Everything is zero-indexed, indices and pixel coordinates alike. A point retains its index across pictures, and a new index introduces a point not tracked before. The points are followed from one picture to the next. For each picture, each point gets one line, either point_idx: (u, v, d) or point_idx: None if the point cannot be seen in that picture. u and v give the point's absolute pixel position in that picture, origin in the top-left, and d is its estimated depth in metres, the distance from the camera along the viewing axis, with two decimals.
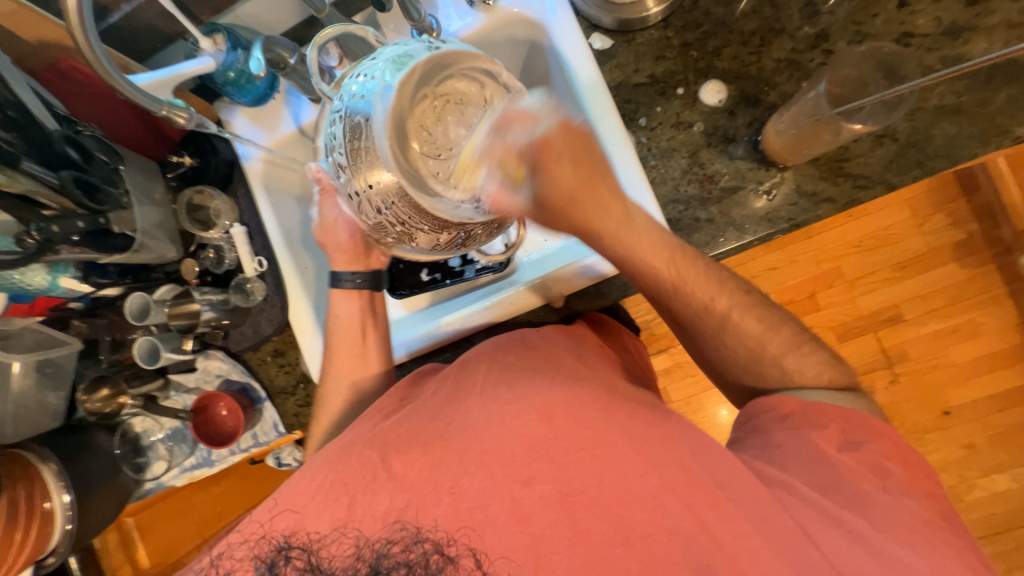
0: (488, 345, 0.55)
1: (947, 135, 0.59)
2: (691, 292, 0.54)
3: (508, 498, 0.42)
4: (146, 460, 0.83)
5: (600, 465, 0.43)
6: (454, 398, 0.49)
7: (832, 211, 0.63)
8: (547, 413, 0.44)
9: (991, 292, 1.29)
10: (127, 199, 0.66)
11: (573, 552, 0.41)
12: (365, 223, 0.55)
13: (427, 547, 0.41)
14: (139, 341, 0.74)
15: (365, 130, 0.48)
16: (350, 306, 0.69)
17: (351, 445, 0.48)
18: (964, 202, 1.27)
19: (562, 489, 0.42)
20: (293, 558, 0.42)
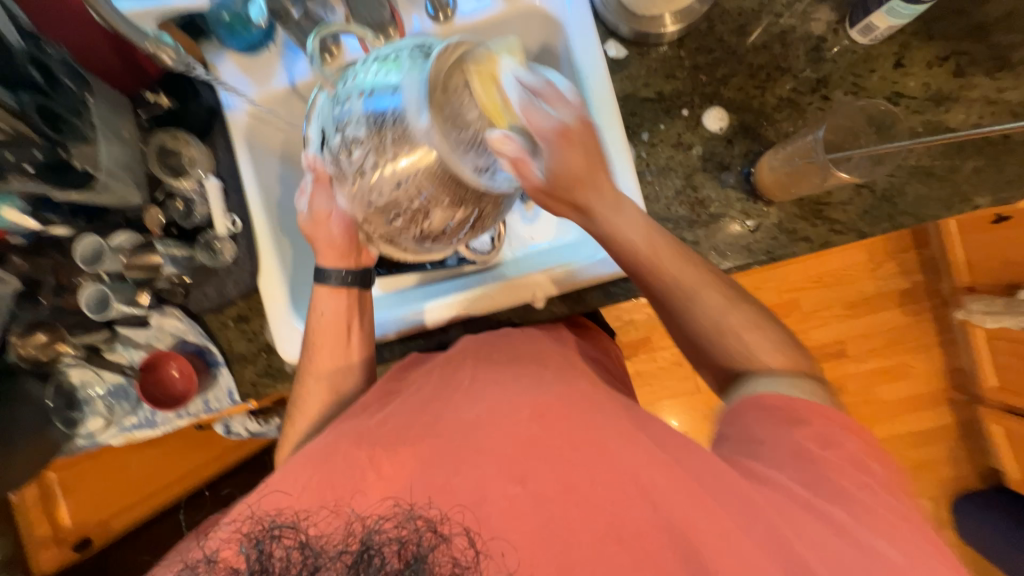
0: (472, 342, 0.58)
1: (918, 194, 0.64)
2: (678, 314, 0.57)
3: (501, 494, 0.44)
4: (81, 416, 0.77)
5: (581, 469, 0.44)
6: (441, 393, 0.50)
7: (807, 249, 0.66)
8: (538, 412, 0.46)
9: (925, 339, 1.40)
10: (92, 133, 0.61)
11: (561, 552, 0.43)
12: (368, 206, 0.52)
13: (420, 525, 0.42)
14: (88, 289, 0.69)
15: (391, 102, 0.47)
16: (337, 304, 0.64)
17: (337, 442, 0.48)
18: (912, 254, 1.38)
19: (546, 489, 0.44)
20: (281, 537, 0.40)
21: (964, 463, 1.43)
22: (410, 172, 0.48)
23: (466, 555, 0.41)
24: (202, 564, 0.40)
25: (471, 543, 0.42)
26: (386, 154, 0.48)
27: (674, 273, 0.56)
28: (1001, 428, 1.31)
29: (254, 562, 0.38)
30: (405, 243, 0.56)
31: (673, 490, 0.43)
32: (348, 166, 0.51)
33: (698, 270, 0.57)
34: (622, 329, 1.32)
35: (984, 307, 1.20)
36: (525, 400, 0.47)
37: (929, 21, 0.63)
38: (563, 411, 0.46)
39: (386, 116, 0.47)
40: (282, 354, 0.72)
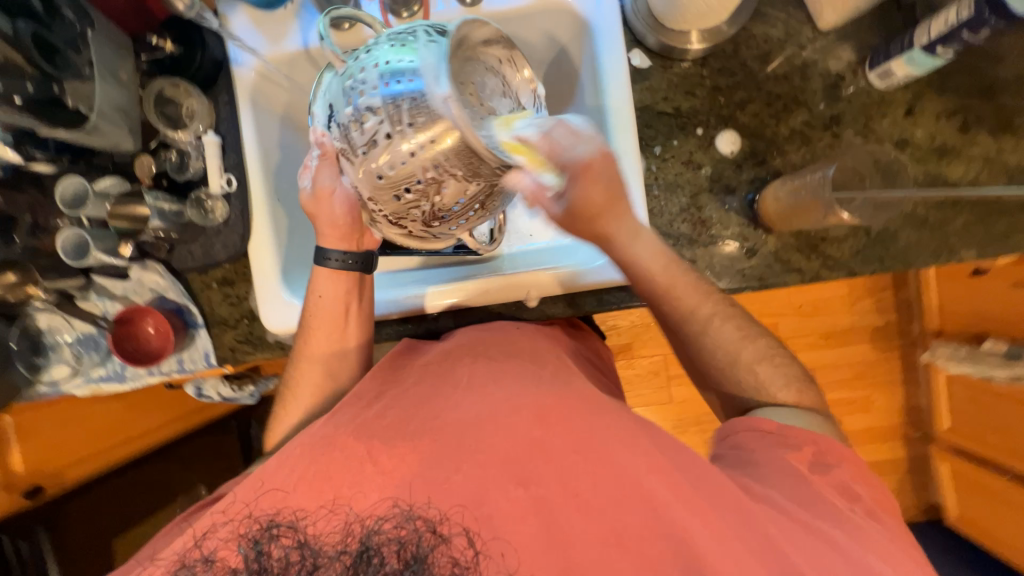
0: (466, 339, 0.60)
1: (908, 241, 0.66)
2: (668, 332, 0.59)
3: (503, 497, 0.45)
4: (46, 362, 0.75)
5: (569, 475, 0.45)
6: (441, 392, 0.52)
7: (798, 281, 0.67)
8: (540, 413, 0.48)
9: (889, 376, 1.46)
10: (88, 71, 0.58)
11: (558, 556, 0.43)
12: (377, 177, 0.51)
13: (419, 525, 0.43)
14: (67, 232, 0.65)
15: (408, 72, 0.47)
16: (337, 287, 0.64)
17: (335, 433, 0.48)
18: (889, 294, 1.43)
19: (537, 493, 0.45)
20: (280, 536, 0.42)
21: (909, 497, 1.50)
22: (425, 142, 0.48)
23: (464, 555, 0.42)
24: (200, 562, 0.42)
25: (470, 544, 0.43)
26: (402, 122, 0.47)
27: (684, 304, 0.59)
28: (949, 469, 1.39)
29: (253, 561, 0.41)
30: (411, 220, 0.55)
31: (672, 503, 0.44)
32: (358, 138, 0.50)
33: (710, 305, 0.59)
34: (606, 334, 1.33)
35: (947, 352, 1.27)
36: (527, 402, 0.48)
37: (944, 74, 0.65)
38: (563, 412, 0.48)
39: (404, 85, 0.47)
40: (266, 324, 0.70)
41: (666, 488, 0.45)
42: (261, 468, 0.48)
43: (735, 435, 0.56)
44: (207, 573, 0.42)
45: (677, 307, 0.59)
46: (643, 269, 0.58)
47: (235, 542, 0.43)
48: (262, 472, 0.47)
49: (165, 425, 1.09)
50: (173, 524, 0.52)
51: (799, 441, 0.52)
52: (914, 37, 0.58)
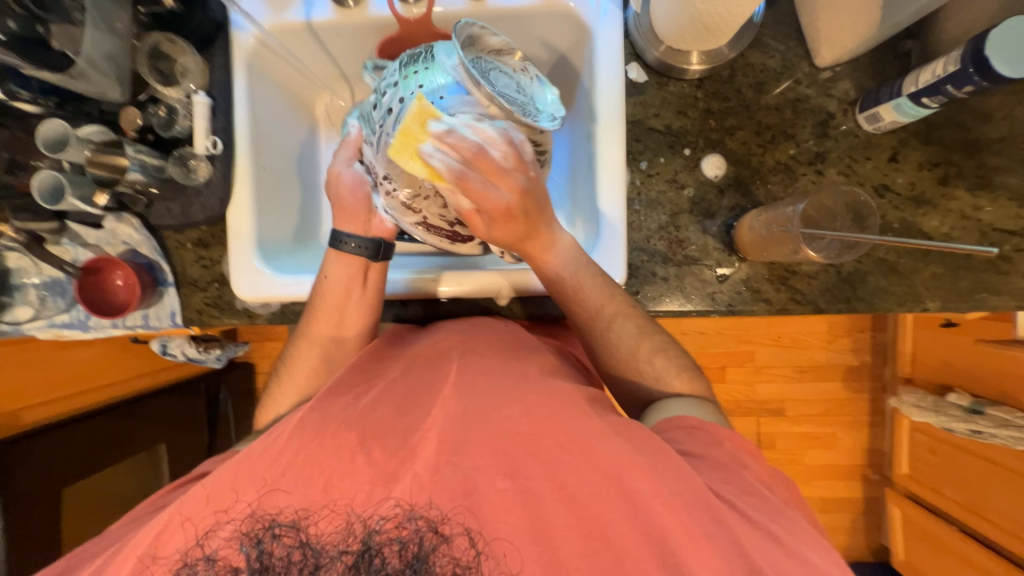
0: (459, 335, 0.59)
1: (877, 285, 0.67)
2: (639, 352, 0.63)
3: (491, 488, 0.44)
4: (10, 301, 0.74)
5: (546, 481, 0.45)
6: (426, 387, 0.53)
7: (766, 311, 0.68)
8: (526, 409, 0.47)
9: (857, 416, 1.48)
10: (79, 16, 0.57)
11: (544, 550, 0.43)
12: (392, 147, 0.53)
13: (421, 525, 0.43)
14: (43, 174, 0.65)
15: (424, 60, 0.53)
16: (345, 270, 0.65)
17: (325, 424, 0.48)
18: (866, 335, 1.45)
19: (519, 494, 0.44)
20: (281, 535, 0.43)
21: (865, 535, 1.53)
22: (438, 108, 0.51)
23: (467, 555, 0.43)
24: (201, 561, 0.43)
25: (472, 544, 0.43)
26: (417, 93, 0.52)
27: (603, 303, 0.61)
28: (899, 510, 1.41)
29: (255, 559, 0.42)
30: (422, 198, 0.56)
31: (654, 499, 0.43)
32: (376, 116, 0.55)
33: (643, 320, 0.63)
34: None
35: (913, 400, 1.27)
36: (513, 398, 0.48)
37: (930, 126, 0.66)
38: (550, 409, 0.47)
39: (420, 68, 0.53)
40: (234, 288, 0.70)
41: (648, 483, 0.44)
42: (250, 454, 0.48)
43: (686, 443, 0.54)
44: (209, 571, 0.43)
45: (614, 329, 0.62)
46: (574, 272, 0.61)
47: (239, 538, 0.43)
48: (252, 468, 0.47)
49: (124, 382, 1.12)
50: (153, 499, 0.54)
51: (766, 464, 0.53)
52: (902, 86, 0.59)
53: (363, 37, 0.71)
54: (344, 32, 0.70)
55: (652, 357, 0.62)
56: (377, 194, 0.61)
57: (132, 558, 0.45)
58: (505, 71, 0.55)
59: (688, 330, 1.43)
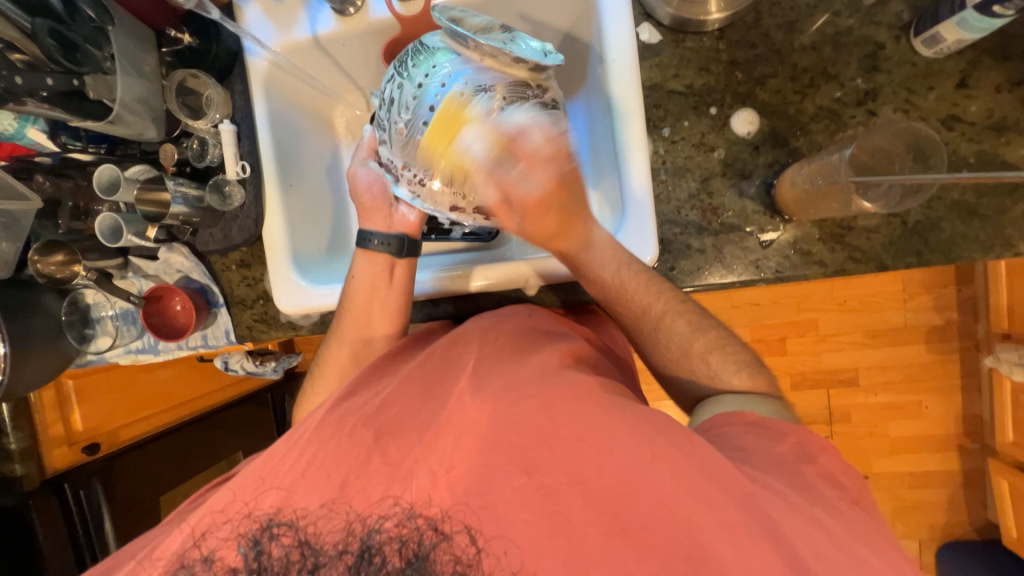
0: (478, 325, 0.60)
1: (955, 232, 0.59)
2: (675, 338, 0.60)
3: (508, 485, 0.44)
4: (93, 333, 0.84)
5: (571, 474, 0.43)
6: (447, 373, 0.53)
7: (820, 274, 0.62)
8: (543, 403, 0.46)
9: (944, 380, 1.33)
10: (110, 65, 0.62)
11: (563, 548, 0.42)
12: (401, 131, 0.54)
13: (421, 523, 0.45)
14: (102, 217, 0.72)
15: (416, 48, 0.55)
16: (370, 268, 0.67)
17: (342, 421, 0.50)
18: (949, 290, 1.29)
19: (542, 486, 0.44)
20: (280, 534, 0.47)
21: (964, 511, 1.38)
22: (437, 75, 0.52)
23: (466, 552, 0.44)
24: (200, 561, 0.48)
25: (472, 541, 0.45)
26: (414, 72, 0.54)
27: (611, 284, 0.59)
28: (1007, 483, 1.24)
29: (253, 560, 0.47)
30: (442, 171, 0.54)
31: (676, 492, 0.41)
32: (383, 114, 0.57)
33: (661, 303, 0.59)
34: None
35: (1012, 356, 1.14)
36: (529, 390, 0.47)
37: (1006, 37, 0.56)
38: (568, 401, 0.46)
39: (416, 54, 0.55)
40: (278, 303, 0.74)
41: (671, 475, 0.41)
42: (273, 455, 0.50)
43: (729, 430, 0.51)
44: (208, 571, 0.47)
45: (628, 306, 0.60)
46: (603, 254, 0.58)
47: (235, 539, 0.48)
48: (274, 470, 0.49)
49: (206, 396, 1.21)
50: (183, 506, 0.57)
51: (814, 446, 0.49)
52: None
53: (369, 43, 0.71)
54: (350, 40, 0.71)
55: (685, 333, 0.59)
56: (398, 189, 0.60)
57: (160, 562, 0.49)
58: (493, 38, 0.52)
59: (741, 303, 1.34)
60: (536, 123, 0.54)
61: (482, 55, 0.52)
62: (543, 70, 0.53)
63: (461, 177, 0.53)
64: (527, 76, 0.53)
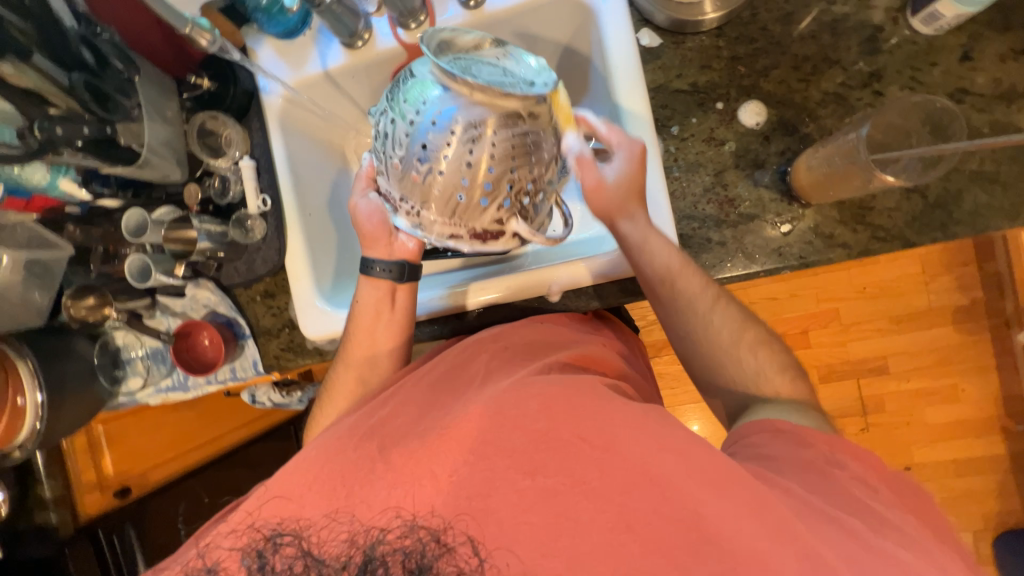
0: (487, 334, 0.63)
1: (977, 202, 0.58)
2: (704, 334, 0.60)
3: (511, 488, 0.45)
4: (124, 373, 0.85)
5: (608, 473, 0.43)
6: (450, 389, 0.56)
7: (845, 257, 0.62)
8: (547, 407, 0.47)
9: (978, 361, 1.30)
10: (137, 112, 0.65)
11: (565, 549, 0.42)
12: (395, 165, 0.51)
13: (422, 535, 0.44)
14: (131, 259, 0.74)
15: (405, 77, 0.51)
16: (373, 293, 0.67)
17: (347, 436, 0.51)
18: (972, 269, 1.27)
19: (579, 488, 0.43)
20: (283, 545, 0.45)
21: (1016, 499, 1.32)
22: (426, 112, 0.48)
23: (468, 563, 0.43)
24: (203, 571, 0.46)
25: (475, 551, 0.44)
26: (403, 107, 0.49)
27: (672, 263, 0.58)
28: None
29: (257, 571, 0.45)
30: (438, 205, 0.51)
31: (691, 484, 0.42)
32: (378, 148, 0.53)
33: (713, 289, 0.60)
34: (645, 329, 1.31)
35: None
36: (535, 391, 0.49)
37: (1005, 10, 0.58)
38: (573, 401, 0.47)
39: (404, 87, 0.50)
40: (302, 328, 0.75)
41: (687, 467, 0.42)
42: (287, 466, 0.50)
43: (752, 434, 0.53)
44: None
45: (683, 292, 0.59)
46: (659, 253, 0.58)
47: (239, 553, 0.46)
48: (287, 478, 0.49)
49: (232, 431, 1.19)
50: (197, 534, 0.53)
51: None
52: None
53: (376, 72, 0.74)
54: (358, 73, 0.74)
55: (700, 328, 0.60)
56: (397, 220, 0.56)
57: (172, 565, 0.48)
58: (487, 62, 0.50)
59: (759, 298, 1.32)
60: (531, 153, 0.49)
61: (470, 90, 0.47)
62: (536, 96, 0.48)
63: (569, 126, 0.52)
64: (519, 106, 0.47)
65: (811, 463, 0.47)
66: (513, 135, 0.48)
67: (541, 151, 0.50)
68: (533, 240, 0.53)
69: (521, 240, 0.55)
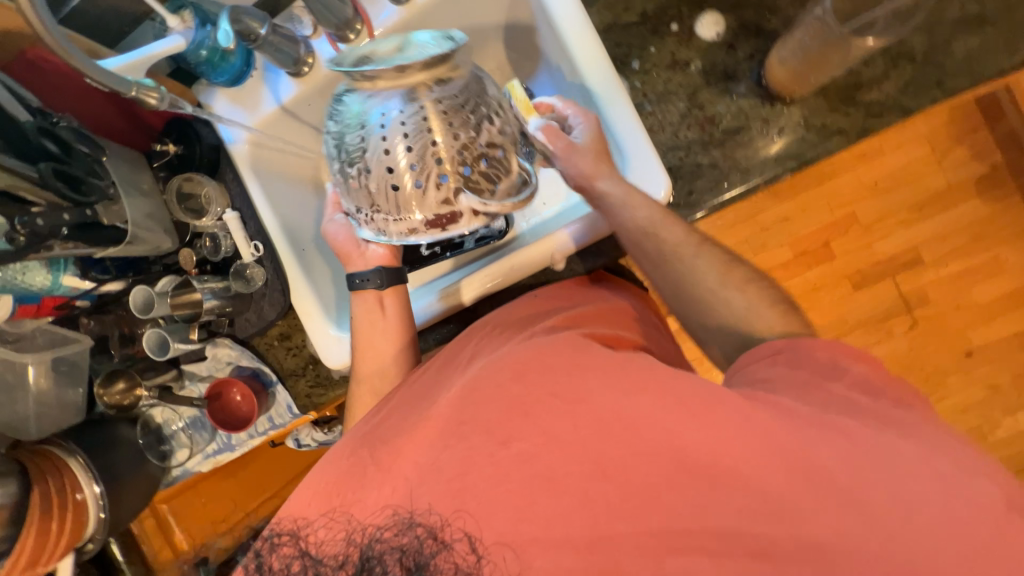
0: (483, 318, 0.62)
1: (969, 48, 0.55)
2: (704, 263, 0.55)
3: (487, 459, 0.43)
4: (170, 448, 0.87)
5: (639, 410, 0.42)
6: (443, 376, 0.55)
7: (845, 143, 0.59)
8: (518, 371, 0.46)
9: (1015, 226, 1.23)
10: (113, 191, 0.65)
11: (604, 504, 0.41)
12: (338, 178, 0.52)
13: (420, 532, 0.42)
14: (149, 334, 0.76)
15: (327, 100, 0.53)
16: (364, 306, 0.66)
17: (343, 445, 0.51)
18: (983, 133, 1.21)
19: (608, 437, 0.42)
20: (282, 545, 0.45)
21: None
22: (343, 120, 0.50)
23: (466, 560, 0.41)
24: None
25: (472, 548, 0.42)
26: (327, 126, 0.52)
27: (641, 221, 0.55)
28: None
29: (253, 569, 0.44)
30: (384, 201, 0.51)
31: (669, 414, 0.41)
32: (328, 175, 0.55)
33: (693, 238, 0.56)
34: None
35: None
36: (507, 361, 0.47)
37: None
38: (550, 363, 0.46)
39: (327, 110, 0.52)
40: (325, 361, 0.74)
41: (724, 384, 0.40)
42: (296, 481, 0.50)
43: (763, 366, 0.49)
44: None
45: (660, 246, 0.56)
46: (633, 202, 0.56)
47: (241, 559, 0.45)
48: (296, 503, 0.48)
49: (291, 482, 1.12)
50: None
51: None
52: None
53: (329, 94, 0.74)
54: (312, 99, 0.74)
55: (703, 255, 0.55)
56: (362, 233, 0.55)
57: None
58: (411, 57, 0.46)
59: (771, 223, 1.27)
60: (452, 119, 0.49)
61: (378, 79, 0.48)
62: (444, 58, 0.47)
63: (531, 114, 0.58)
64: (422, 78, 0.47)
65: (823, 365, 0.45)
66: (425, 106, 0.48)
67: (463, 115, 0.49)
68: (488, 210, 0.50)
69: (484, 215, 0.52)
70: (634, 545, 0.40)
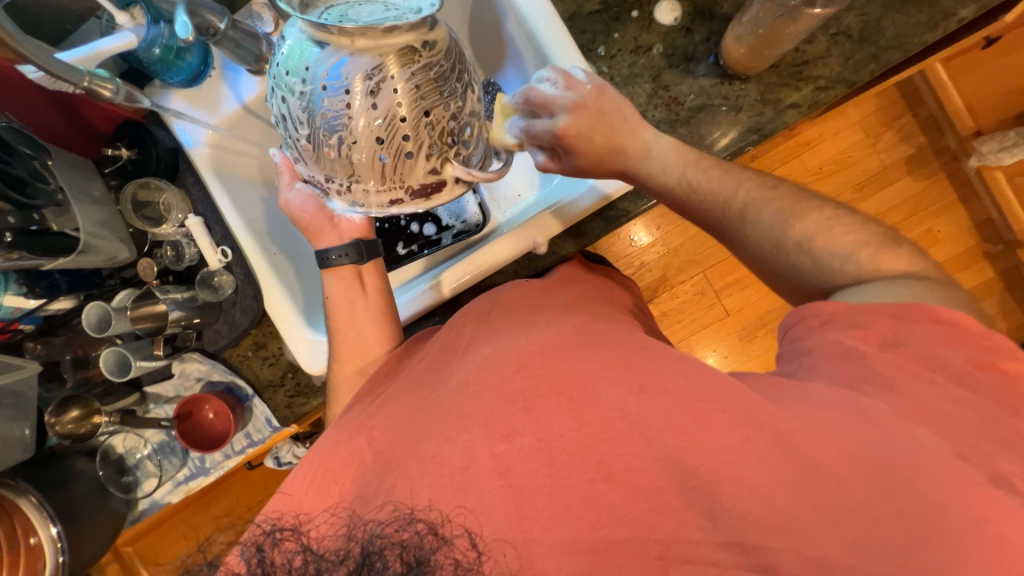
0: (476, 303, 0.61)
1: (899, 25, 0.61)
2: (705, 194, 0.55)
3: (487, 452, 0.42)
4: (135, 479, 0.80)
5: (632, 373, 0.44)
6: (437, 366, 0.54)
7: (799, 116, 0.63)
8: (522, 363, 0.46)
9: (944, 200, 1.35)
10: (62, 195, 0.61)
11: (612, 476, 0.41)
12: (307, 147, 0.50)
13: (421, 527, 0.38)
14: (105, 354, 0.70)
15: (279, 51, 0.50)
16: (341, 284, 0.64)
17: (341, 435, 0.50)
18: (909, 118, 1.33)
19: (606, 408, 0.43)
20: (283, 540, 0.38)
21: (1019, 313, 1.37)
22: (315, 78, 0.47)
23: (467, 556, 0.37)
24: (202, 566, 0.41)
25: (472, 544, 0.38)
26: (291, 80, 0.48)
27: (678, 186, 0.56)
28: None
29: (255, 564, 0.36)
30: (367, 173, 0.50)
31: (674, 397, 0.43)
32: (286, 134, 0.51)
33: (742, 191, 0.54)
34: (637, 275, 1.31)
35: (993, 146, 1.24)
36: (509, 355, 0.47)
37: None
38: (544, 353, 0.46)
39: (283, 66, 0.49)
40: (308, 368, 0.70)
41: None
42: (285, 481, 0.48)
43: (793, 330, 0.50)
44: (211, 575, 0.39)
45: (707, 198, 0.55)
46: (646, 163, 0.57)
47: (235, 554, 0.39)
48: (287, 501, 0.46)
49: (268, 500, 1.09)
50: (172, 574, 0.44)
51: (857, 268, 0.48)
52: None
53: None
54: None
55: (713, 190, 0.55)
56: (332, 203, 0.55)
57: None
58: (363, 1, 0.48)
59: None
60: (441, 88, 0.49)
61: (358, 40, 0.45)
62: (424, 24, 0.47)
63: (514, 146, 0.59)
64: (410, 39, 0.47)
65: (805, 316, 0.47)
66: (414, 73, 0.47)
67: (451, 83, 0.50)
68: (475, 179, 0.52)
69: (465, 184, 0.54)
70: (638, 518, 0.40)
